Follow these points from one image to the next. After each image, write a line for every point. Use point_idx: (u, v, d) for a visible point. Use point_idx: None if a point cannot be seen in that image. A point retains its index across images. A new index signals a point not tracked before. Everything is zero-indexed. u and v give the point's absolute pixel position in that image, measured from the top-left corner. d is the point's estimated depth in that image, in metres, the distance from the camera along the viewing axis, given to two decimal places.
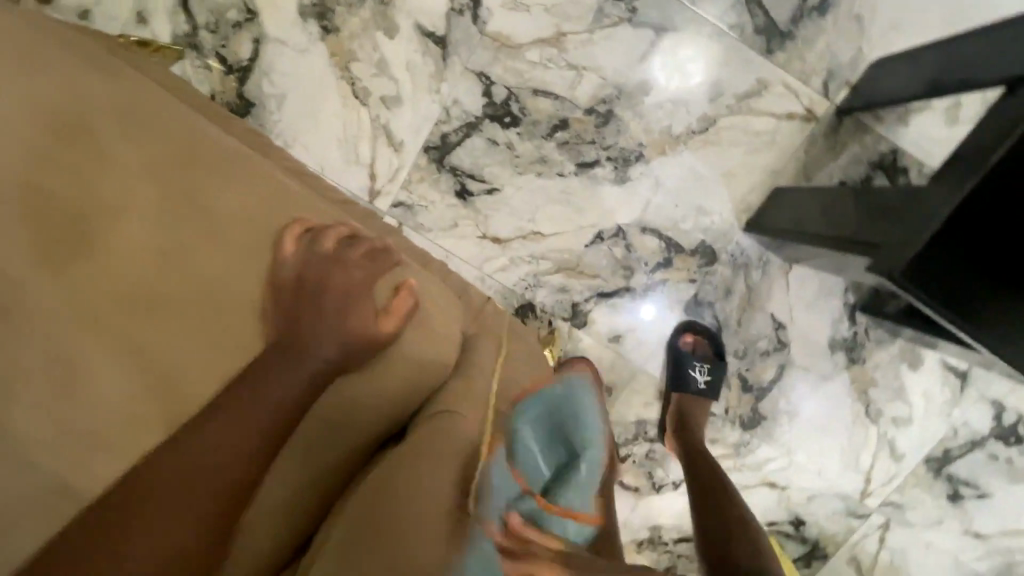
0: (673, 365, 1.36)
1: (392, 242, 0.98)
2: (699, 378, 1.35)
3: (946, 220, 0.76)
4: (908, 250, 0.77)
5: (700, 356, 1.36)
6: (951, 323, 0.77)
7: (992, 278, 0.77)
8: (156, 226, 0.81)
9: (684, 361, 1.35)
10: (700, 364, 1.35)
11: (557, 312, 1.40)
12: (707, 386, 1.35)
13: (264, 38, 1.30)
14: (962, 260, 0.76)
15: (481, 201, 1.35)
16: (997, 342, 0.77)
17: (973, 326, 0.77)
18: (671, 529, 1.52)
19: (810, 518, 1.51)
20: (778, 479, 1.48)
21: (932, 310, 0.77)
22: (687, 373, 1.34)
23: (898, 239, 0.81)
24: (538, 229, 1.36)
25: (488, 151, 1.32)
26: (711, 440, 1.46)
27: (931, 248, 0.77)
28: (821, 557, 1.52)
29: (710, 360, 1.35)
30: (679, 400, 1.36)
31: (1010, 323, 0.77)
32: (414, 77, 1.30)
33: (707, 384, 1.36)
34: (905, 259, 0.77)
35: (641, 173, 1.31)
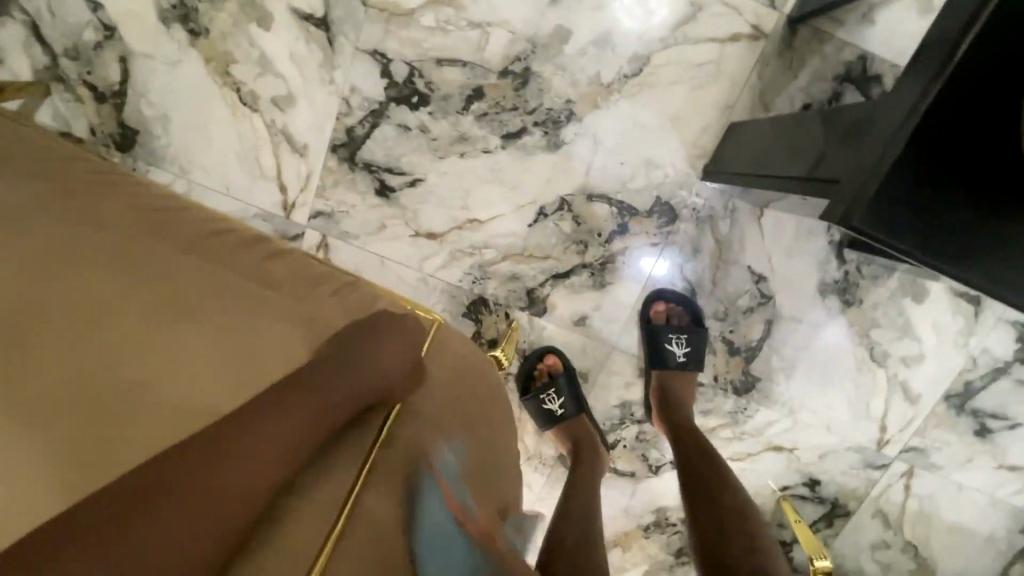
0: (648, 341, 1.22)
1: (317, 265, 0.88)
2: (677, 351, 1.20)
3: (907, 137, 0.61)
4: (863, 184, 0.62)
5: (675, 326, 1.21)
6: (929, 262, 0.62)
7: (975, 201, 0.61)
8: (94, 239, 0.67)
9: (659, 334, 1.20)
10: (676, 335, 1.20)
11: (513, 302, 1.27)
12: (688, 358, 1.22)
13: (130, 53, 1.15)
14: (936, 184, 0.61)
15: (404, 195, 1.21)
16: (987, 280, 0.61)
17: (957, 264, 0.62)
18: (677, 509, 1.41)
19: (826, 477, 1.38)
20: (784, 441, 1.35)
21: (901, 251, 0.62)
22: (663, 347, 1.20)
23: (854, 169, 0.65)
24: (473, 215, 1.21)
25: (401, 139, 1.17)
26: (704, 412, 1.34)
27: (894, 174, 0.61)
28: (842, 514, 1.40)
29: (687, 329, 1.21)
30: (661, 378, 1.21)
31: (1004, 252, 0.61)
32: (302, 69, 1.14)
33: (688, 356, 1.21)
34: (862, 194, 0.62)
35: (576, 134, 1.16)
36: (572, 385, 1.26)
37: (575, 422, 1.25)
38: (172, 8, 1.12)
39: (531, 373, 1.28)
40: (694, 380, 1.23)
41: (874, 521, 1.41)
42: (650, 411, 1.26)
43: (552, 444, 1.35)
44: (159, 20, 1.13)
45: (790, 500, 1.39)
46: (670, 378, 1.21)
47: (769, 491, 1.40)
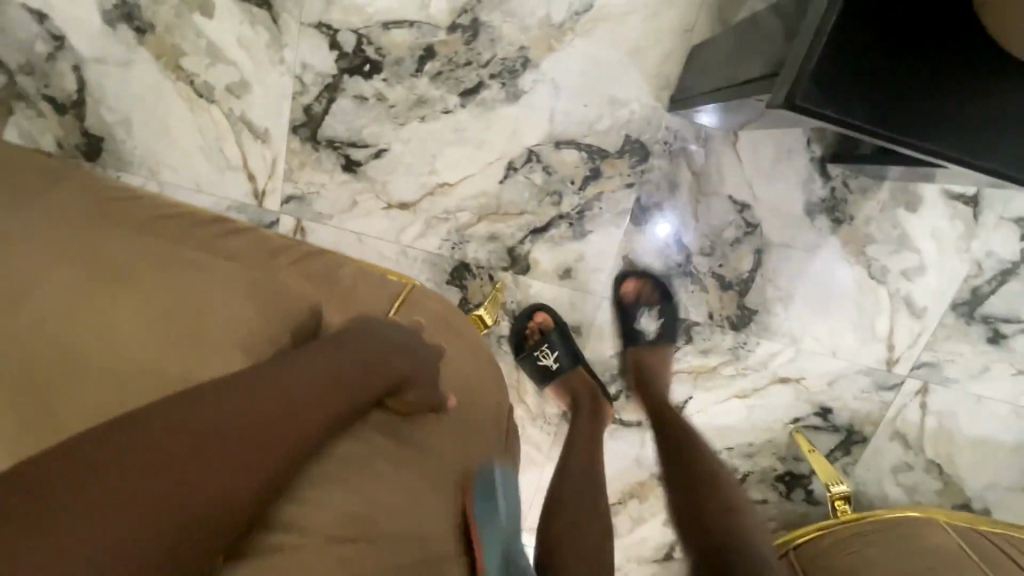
0: (620, 318, 1.25)
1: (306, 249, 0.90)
2: (648, 326, 1.23)
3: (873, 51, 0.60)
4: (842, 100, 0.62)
5: (646, 302, 1.23)
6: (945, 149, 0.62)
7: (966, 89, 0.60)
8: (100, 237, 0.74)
9: (629, 310, 1.23)
10: (646, 310, 1.22)
11: (496, 263, 1.26)
12: (660, 332, 1.23)
13: (82, 60, 1.15)
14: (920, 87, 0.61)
15: (372, 168, 1.19)
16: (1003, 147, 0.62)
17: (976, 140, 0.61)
18: None
19: (838, 404, 1.34)
20: (790, 372, 1.32)
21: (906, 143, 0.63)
22: (634, 324, 1.23)
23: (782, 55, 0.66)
24: (443, 179, 1.20)
25: (360, 111, 1.16)
26: (703, 352, 1.31)
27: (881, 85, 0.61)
28: (859, 440, 1.37)
29: (656, 302, 1.23)
30: (635, 356, 1.24)
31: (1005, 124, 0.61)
32: (251, 53, 1.13)
33: (660, 330, 1.23)
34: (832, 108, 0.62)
35: (534, 81, 1.13)
36: (565, 340, 1.25)
37: (572, 374, 1.25)
38: (114, 8, 1.12)
39: (523, 332, 1.27)
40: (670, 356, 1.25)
41: (894, 445, 1.37)
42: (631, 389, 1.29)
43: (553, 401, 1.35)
44: (105, 22, 1.13)
45: (804, 433, 1.36)
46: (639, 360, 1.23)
47: (782, 425, 1.37)
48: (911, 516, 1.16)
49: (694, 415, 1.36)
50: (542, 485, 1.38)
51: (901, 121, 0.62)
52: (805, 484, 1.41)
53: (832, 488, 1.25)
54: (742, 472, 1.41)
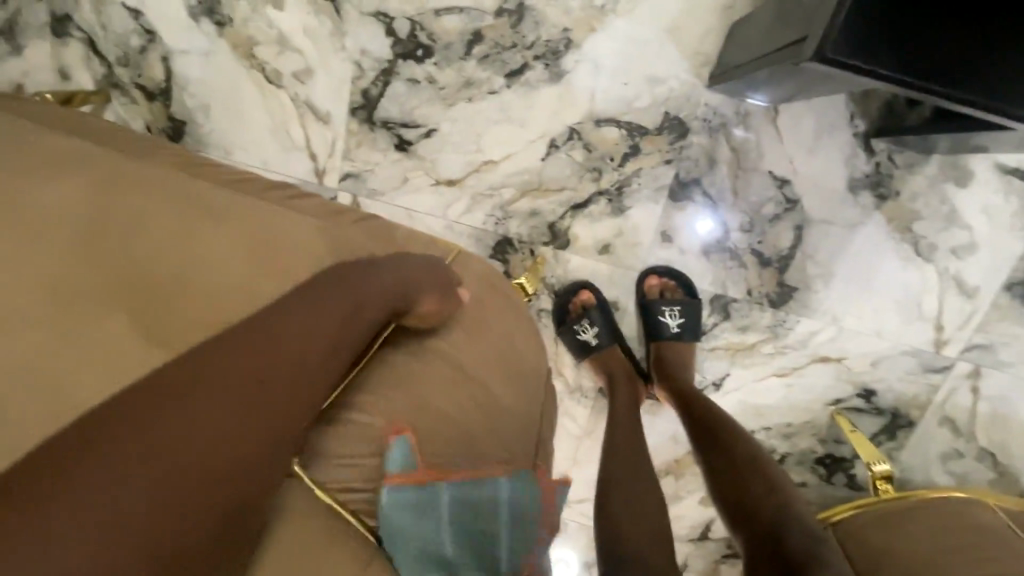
0: (643, 314, 1.27)
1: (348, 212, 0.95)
2: (671, 322, 1.25)
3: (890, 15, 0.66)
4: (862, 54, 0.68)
5: (668, 299, 1.25)
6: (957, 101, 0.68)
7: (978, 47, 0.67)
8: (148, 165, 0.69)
9: (652, 305, 1.25)
10: (670, 307, 1.24)
11: (536, 238, 1.31)
12: (682, 329, 1.26)
13: (171, 52, 1.29)
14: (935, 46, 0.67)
15: (422, 147, 1.28)
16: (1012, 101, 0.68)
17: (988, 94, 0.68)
18: None
19: (882, 386, 1.32)
20: (831, 352, 1.31)
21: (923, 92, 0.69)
22: (658, 320, 1.25)
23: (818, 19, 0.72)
24: (489, 157, 1.27)
25: (413, 94, 1.24)
26: (741, 329, 1.32)
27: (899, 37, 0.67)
28: (905, 425, 1.34)
29: (681, 301, 1.25)
30: (658, 349, 1.26)
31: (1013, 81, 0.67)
32: (316, 41, 1.24)
33: (682, 326, 1.26)
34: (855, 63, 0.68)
35: (576, 61, 1.18)
36: (605, 317, 1.29)
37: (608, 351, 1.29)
38: (198, 4, 1.25)
39: (565, 307, 1.31)
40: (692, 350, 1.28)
41: (944, 432, 1.33)
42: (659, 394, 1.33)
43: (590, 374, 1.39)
44: (190, 17, 1.26)
45: (846, 415, 1.35)
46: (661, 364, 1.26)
47: (822, 406, 1.36)
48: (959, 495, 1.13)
49: (731, 392, 1.37)
50: (579, 457, 1.42)
51: (924, 76, 0.67)
52: (847, 467, 1.39)
53: (874, 467, 1.25)
54: (780, 453, 1.40)
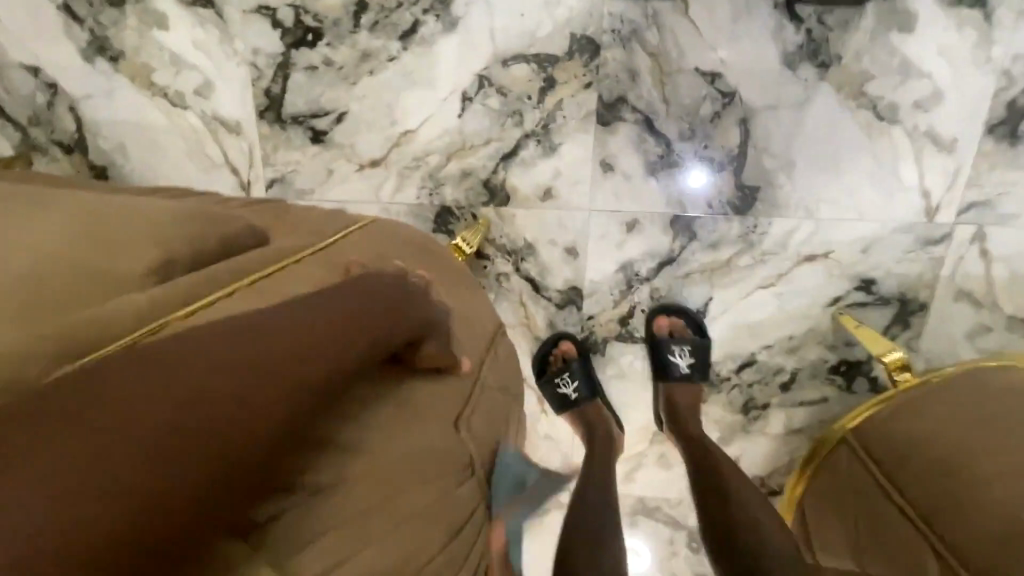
0: (651, 353, 1.24)
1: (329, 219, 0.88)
2: (681, 362, 1.22)
3: None
4: None
5: (677, 339, 1.23)
6: None
7: None
8: (133, 208, 0.66)
9: (663, 346, 1.22)
10: (679, 346, 1.22)
11: (475, 200, 1.25)
12: (692, 369, 1.23)
13: (76, 101, 1.28)
14: None
15: (337, 133, 1.23)
16: None
17: None
18: (726, 360, 1.31)
19: (880, 272, 1.20)
20: (816, 248, 1.20)
21: None
22: (666, 360, 1.22)
23: None
24: (405, 127, 1.21)
25: (314, 81, 1.20)
26: (712, 246, 1.22)
27: None
28: (918, 310, 1.21)
29: (689, 340, 1.22)
30: (668, 391, 1.23)
31: None
32: (208, 53, 1.21)
33: (692, 366, 1.22)
34: None
35: (466, 4, 1.13)
36: (587, 368, 1.27)
37: (589, 405, 1.26)
38: (88, 44, 1.23)
39: (547, 358, 1.30)
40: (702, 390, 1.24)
41: (961, 309, 1.20)
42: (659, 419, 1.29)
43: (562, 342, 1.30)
44: (84, 60, 1.25)
45: (849, 314, 1.23)
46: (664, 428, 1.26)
47: (822, 310, 1.24)
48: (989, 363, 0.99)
49: (720, 316, 1.27)
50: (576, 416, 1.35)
51: None
52: (866, 370, 1.27)
53: (886, 356, 1.09)
54: (790, 370, 1.29)
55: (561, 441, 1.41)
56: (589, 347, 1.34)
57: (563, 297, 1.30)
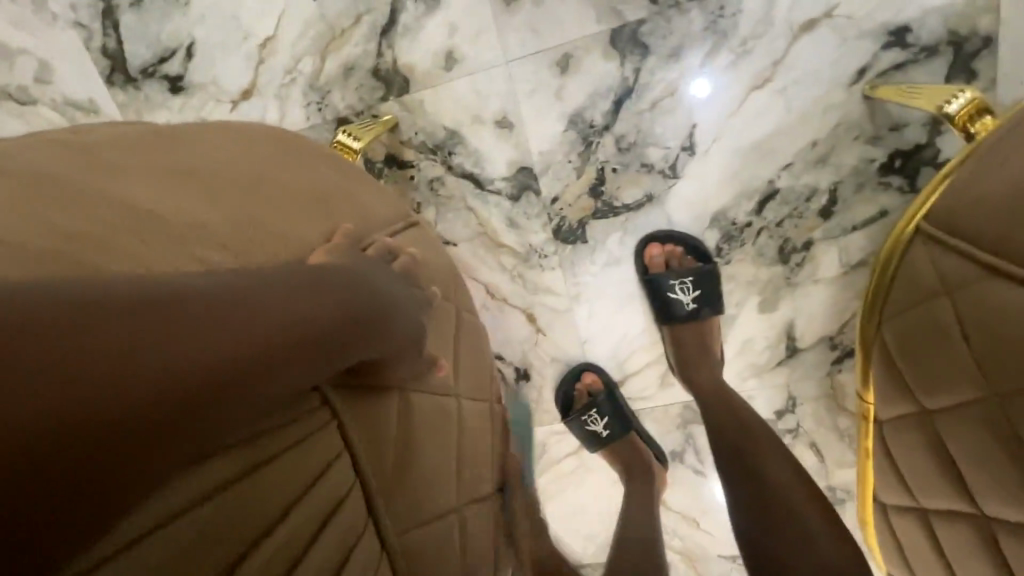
0: (652, 295, 1.05)
1: (279, 141, 0.74)
2: (684, 297, 1.02)
3: None
4: None
5: (676, 271, 1.02)
6: None
7: None
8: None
9: (659, 279, 1.03)
10: (678, 279, 1.01)
11: (371, 99, 1.01)
12: (699, 304, 1.03)
13: None
14: None
15: (194, 72, 1.03)
16: None
17: None
18: (739, 201, 1.01)
19: (912, 12, 0.87)
20: (812, 10, 0.89)
21: None
22: (665, 297, 1.03)
23: None
24: (263, 36, 1.00)
25: (147, 18, 1.01)
26: (674, 54, 0.93)
27: None
28: (980, 48, 0.87)
29: (692, 270, 1.02)
30: (673, 333, 1.03)
31: None
32: (30, 30, 1.05)
33: (698, 301, 1.03)
34: None
35: None
36: (613, 401, 1.12)
37: (624, 443, 1.12)
38: None
39: (569, 393, 1.15)
40: (716, 321, 1.03)
41: None
42: (671, 364, 1.09)
43: (589, 376, 1.14)
44: None
45: (888, 83, 0.89)
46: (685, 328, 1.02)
47: (847, 92, 0.92)
48: None
49: (712, 148, 0.98)
50: (577, 315, 1.12)
51: None
52: (932, 157, 0.94)
53: (947, 110, 0.77)
54: (828, 188, 0.98)
55: (570, 362, 1.16)
56: (567, 239, 1.07)
57: (515, 185, 1.05)
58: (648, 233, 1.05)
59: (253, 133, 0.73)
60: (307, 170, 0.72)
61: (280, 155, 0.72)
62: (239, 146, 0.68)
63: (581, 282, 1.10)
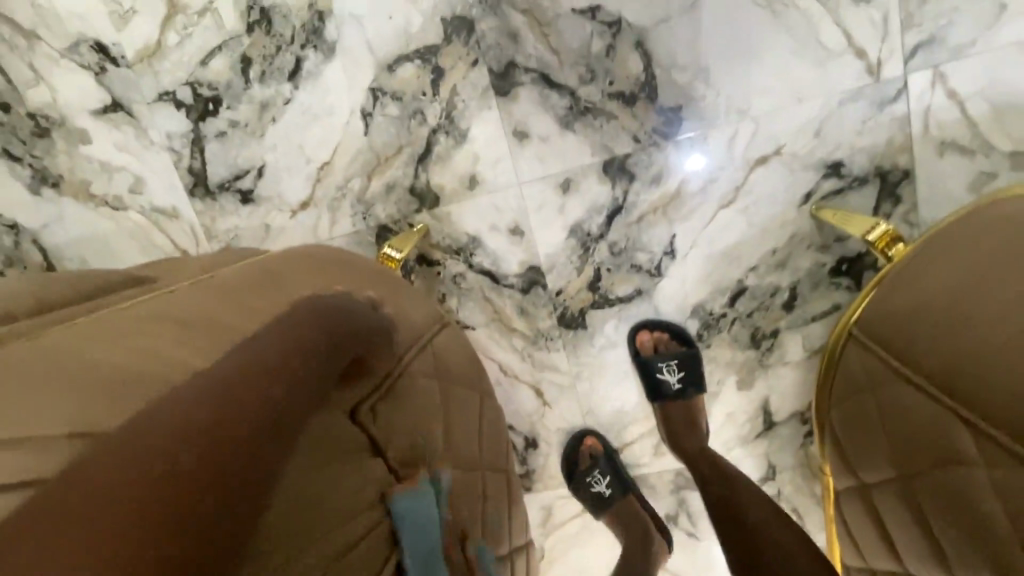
0: (642, 374, 1.21)
1: (341, 257, 0.93)
2: (671, 378, 1.18)
3: None
4: None
5: (664, 354, 1.19)
6: None
7: None
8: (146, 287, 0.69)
9: (650, 363, 1.19)
10: (666, 363, 1.18)
11: (407, 210, 1.23)
12: (685, 384, 1.19)
13: (37, 233, 1.34)
14: None
15: (263, 187, 1.25)
16: None
17: None
18: (716, 295, 1.19)
19: (845, 151, 1.08)
20: (764, 149, 1.10)
21: None
22: (656, 378, 1.19)
23: None
24: (321, 160, 1.22)
25: (228, 145, 1.24)
26: (655, 180, 1.14)
27: None
28: (901, 179, 1.08)
29: (676, 354, 1.19)
30: (663, 410, 1.19)
31: None
32: (130, 152, 1.27)
33: (684, 381, 1.19)
34: None
35: (338, 26, 1.14)
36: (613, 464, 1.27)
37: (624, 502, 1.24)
38: (32, 177, 1.30)
39: (573, 460, 1.28)
40: (699, 399, 1.20)
41: (950, 164, 1.06)
42: (661, 437, 1.24)
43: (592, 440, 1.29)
44: (31, 193, 1.31)
45: (828, 206, 1.10)
46: (672, 405, 1.19)
47: (797, 211, 1.12)
48: (971, 207, 0.85)
49: (690, 253, 1.17)
50: (579, 390, 1.29)
51: None
52: (873, 263, 1.13)
53: (871, 235, 0.96)
54: (788, 287, 1.17)
55: (573, 432, 1.31)
56: (569, 325, 1.26)
57: (525, 279, 1.24)
58: (639, 320, 1.23)
59: (323, 252, 0.92)
60: (362, 279, 0.89)
61: (342, 268, 0.89)
62: (309, 263, 0.86)
63: (582, 362, 1.27)
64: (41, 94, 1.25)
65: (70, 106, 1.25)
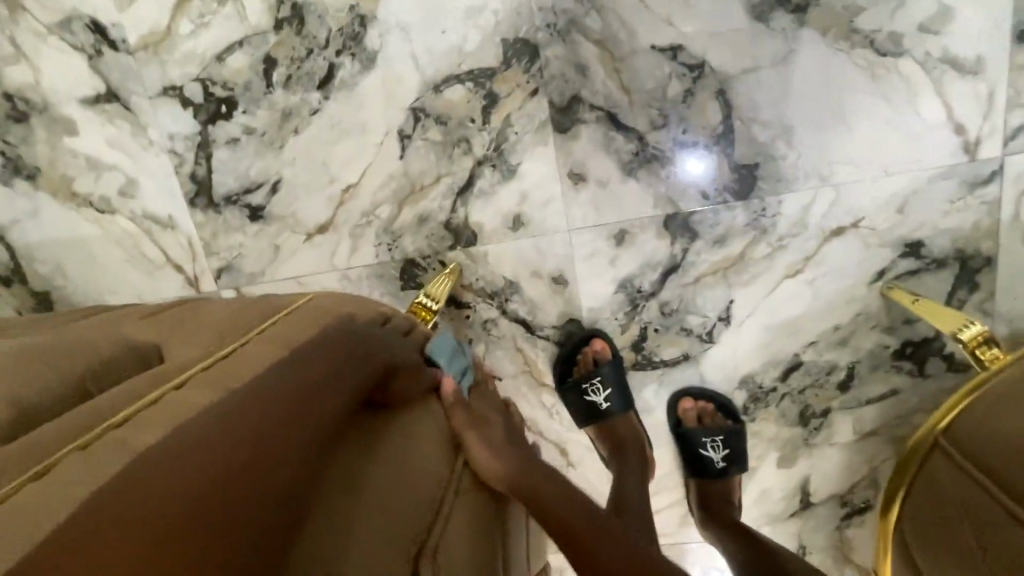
0: (681, 447, 1.12)
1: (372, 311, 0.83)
2: (714, 455, 1.10)
3: None
4: None
5: (709, 429, 1.10)
6: None
7: None
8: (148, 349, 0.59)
9: (692, 436, 1.10)
10: (710, 439, 1.09)
11: (439, 246, 1.10)
12: (727, 463, 1.10)
13: (6, 229, 1.16)
14: None
15: (276, 205, 1.11)
16: None
17: None
18: (768, 368, 1.10)
19: (926, 231, 1.00)
20: (840, 219, 1.01)
21: None
22: (697, 453, 1.10)
23: None
24: (347, 181, 1.08)
25: (240, 154, 1.08)
26: (719, 241, 1.04)
27: None
28: (982, 265, 1.00)
29: (722, 430, 1.10)
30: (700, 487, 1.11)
31: None
32: (124, 149, 1.11)
33: (728, 459, 1.10)
34: None
35: (382, 35, 1.00)
36: None
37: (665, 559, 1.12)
38: (4, 167, 1.12)
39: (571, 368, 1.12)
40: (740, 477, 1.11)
41: None
42: (693, 514, 1.15)
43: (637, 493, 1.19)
44: (2, 185, 1.14)
45: (901, 287, 1.02)
46: (712, 483, 1.10)
47: (867, 288, 1.04)
48: None
49: (747, 321, 1.08)
50: None
51: None
52: (938, 349, 1.06)
53: (962, 334, 0.88)
54: (846, 365, 1.09)
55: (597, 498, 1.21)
56: None
57: (563, 333, 1.12)
58: (681, 387, 1.13)
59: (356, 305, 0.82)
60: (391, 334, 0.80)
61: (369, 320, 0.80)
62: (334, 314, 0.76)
63: None
64: (22, 73, 1.07)
65: (55, 91, 1.08)
